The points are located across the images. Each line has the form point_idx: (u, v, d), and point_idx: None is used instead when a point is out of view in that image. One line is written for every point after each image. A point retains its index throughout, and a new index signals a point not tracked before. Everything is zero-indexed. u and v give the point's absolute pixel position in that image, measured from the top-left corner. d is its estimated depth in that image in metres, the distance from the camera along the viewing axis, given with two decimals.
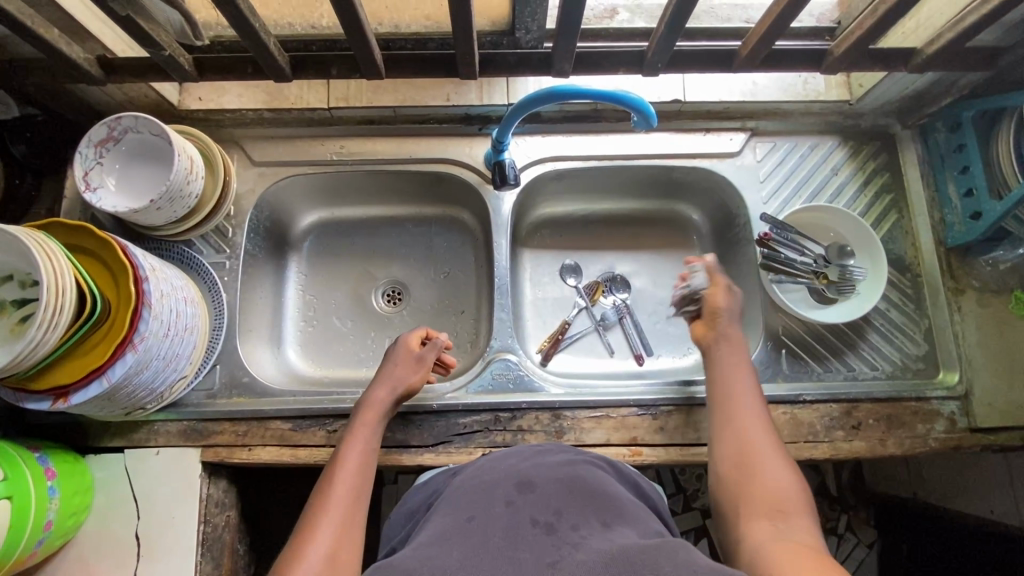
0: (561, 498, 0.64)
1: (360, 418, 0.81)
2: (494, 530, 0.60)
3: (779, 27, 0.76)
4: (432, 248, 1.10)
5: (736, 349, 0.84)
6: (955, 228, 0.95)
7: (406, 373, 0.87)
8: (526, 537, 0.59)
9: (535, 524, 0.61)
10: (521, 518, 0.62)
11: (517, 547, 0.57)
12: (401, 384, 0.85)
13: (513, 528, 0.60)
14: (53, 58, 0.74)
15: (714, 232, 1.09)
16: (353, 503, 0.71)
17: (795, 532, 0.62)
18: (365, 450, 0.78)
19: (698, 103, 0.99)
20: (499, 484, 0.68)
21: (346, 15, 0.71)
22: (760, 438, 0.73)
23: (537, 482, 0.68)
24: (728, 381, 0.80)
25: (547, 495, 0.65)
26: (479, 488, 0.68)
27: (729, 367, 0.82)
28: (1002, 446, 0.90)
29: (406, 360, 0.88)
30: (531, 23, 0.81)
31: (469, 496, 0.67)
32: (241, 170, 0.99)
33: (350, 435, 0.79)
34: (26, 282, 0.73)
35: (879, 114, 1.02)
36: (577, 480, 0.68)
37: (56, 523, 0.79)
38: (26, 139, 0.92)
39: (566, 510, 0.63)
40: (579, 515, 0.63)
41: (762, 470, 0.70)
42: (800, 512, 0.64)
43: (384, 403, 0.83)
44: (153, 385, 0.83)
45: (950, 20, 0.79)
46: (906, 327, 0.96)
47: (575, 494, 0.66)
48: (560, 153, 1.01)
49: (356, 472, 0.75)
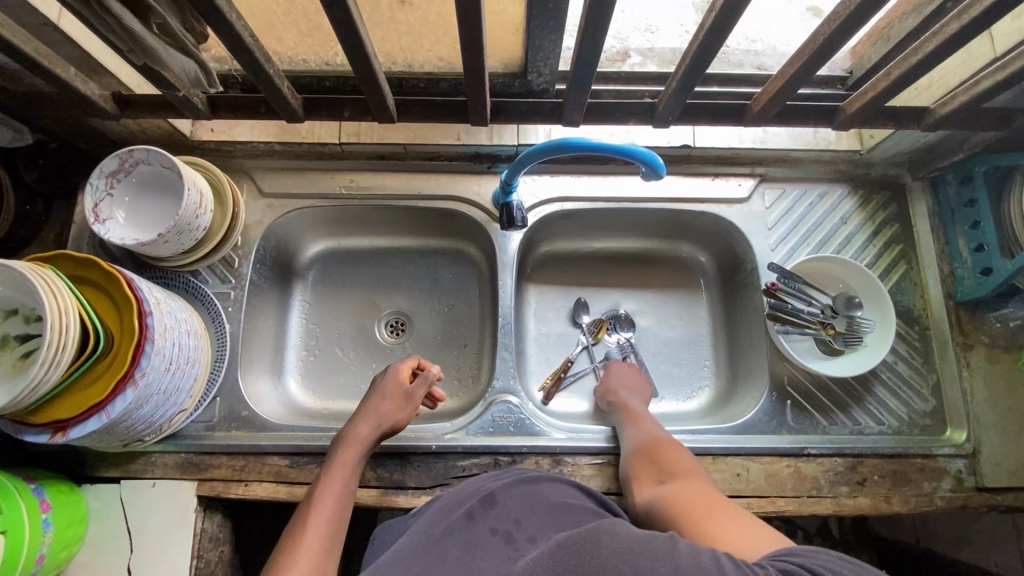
0: (520, 510, 0.67)
1: (341, 455, 0.81)
2: (455, 543, 0.63)
3: (791, 87, 0.76)
4: (437, 281, 1.10)
5: (631, 388, 0.95)
6: (965, 283, 0.94)
7: (390, 407, 0.85)
8: (485, 545, 0.63)
9: (494, 533, 0.64)
10: (481, 530, 0.65)
11: (474, 553, 0.61)
12: (385, 421, 0.84)
13: (475, 538, 0.64)
14: (69, 94, 0.75)
15: (720, 275, 1.09)
16: (325, 548, 0.70)
17: (694, 487, 0.72)
18: (341, 492, 0.77)
19: (706, 149, 0.99)
20: (463, 503, 0.70)
21: (360, 65, 0.73)
22: (657, 433, 0.84)
23: (499, 496, 0.69)
24: (624, 402, 0.92)
25: (508, 509, 0.67)
26: (443, 507, 0.70)
27: (628, 397, 0.93)
28: (1010, 507, 0.89)
29: (394, 395, 0.87)
30: (543, 67, 0.81)
31: (433, 518, 0.68)
32: (250, 201, 0.99)
33: (329, 472, 0.79)
34: (31, 317, 0.73)
35: (890, 164, 1.02)
36: (540, 495, 0.70)
37: (49, 555, 0.79)
38: (40, 166, 0.93)
39: (526, 518, 0.66)
40: (537, 526, 0.65)
41: (672, 461, 0.78)
42: (696, 476, 0.75)
43: (367, 439, 0.82)
44: (153, 418, 0.82)
45: (963, 82, 0.79)
46: (913, 381, 0.94)
47: (541, 509, 0.68)
48: (569, 194, 1.01)
49: (330, 514, 0.74)
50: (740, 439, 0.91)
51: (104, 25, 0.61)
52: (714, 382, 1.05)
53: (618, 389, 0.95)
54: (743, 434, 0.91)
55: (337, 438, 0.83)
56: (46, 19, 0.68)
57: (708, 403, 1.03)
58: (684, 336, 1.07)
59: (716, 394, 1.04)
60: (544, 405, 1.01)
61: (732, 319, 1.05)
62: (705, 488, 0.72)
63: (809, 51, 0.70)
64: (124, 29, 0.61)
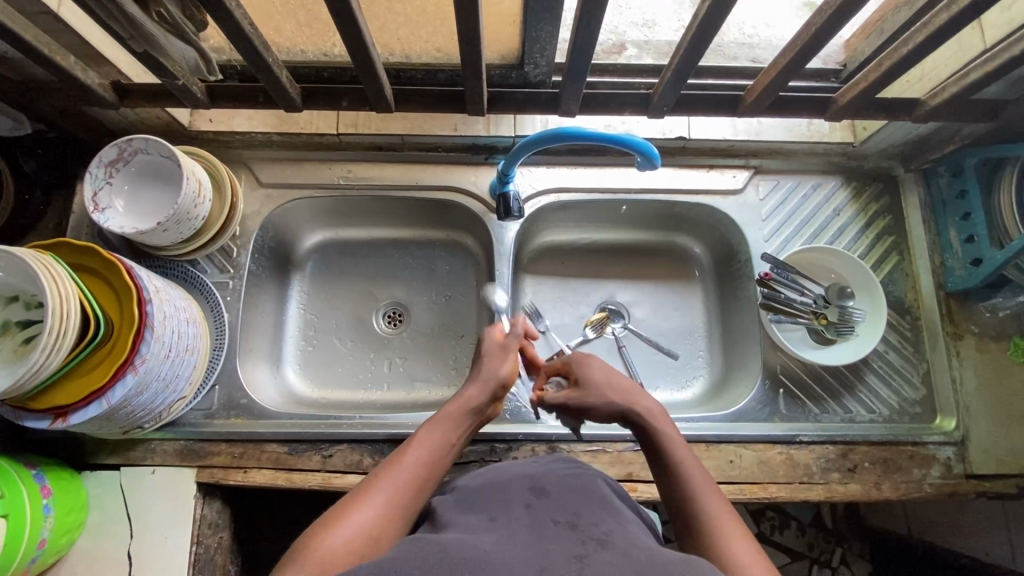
0: (577, 503, 0.58)
1: (444, 407, 0.73)
2: (518, 528, 0.54)
3: (783, 78, 0.78)
4: (435, 272, 1.10)
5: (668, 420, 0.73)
6: (956, 273, 0.96)
7: (500, 364, 0.79)
8: (548, 532, 0.53)
9: (556, 523, 0.55)
10: (542, 519, 0.55)
11: (543, 540, 0.51)
12: (493, 376, 0.77)
13: (536, 525, 0.54)
14: (68, 82, 0.76)
15: (715, 266, 1.09)
16: (416, 486, 0.63)
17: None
18: (445, 439, 0.69)
19: (702, 141, 1.00)
20: (513, 492, 0.61)
21: (358, 53, 0.73)
22: (721, 513, 0.61)
23: (551, 488, 0.61)
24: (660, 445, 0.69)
25: (563, 501, 0.58)
26: (490, 493, 0.62)
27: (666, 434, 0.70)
28: (999, 493, 0.90)
29: (496, 352, 0.80)
30: (540, 59, 0.82)
31: (482, 502, 0.60)
32: (249, 191, 1.00)
33: (434, 419, 0.71)
34: (31, 303, 0.74)
35: (883, 157, 1.03)
36: (592, 490, 0.62)
37: (51, 540, 0.80)
38: (38, 156, 0.96)
39: (584, 510, 0.57)
40: (595, 514, 0.57)
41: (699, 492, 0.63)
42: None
43: (473, 397, 0.74)
44: (153, 405, 0.83)
45: (955, 73, 0.80)
46: (904, 369, 0.96)
47: (591, 501, 0.60)
48: (565, 185, 1.02)
49: (428, 455, 0.67)
50: (733, 426, 0.92)
51: (105, 11, 0.62)
52: (709, 371, 1.06)
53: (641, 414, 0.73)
54: (737, 422, 0.93)
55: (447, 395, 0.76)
56: (47, 8, 0.68)
57: (702, 392, 1.04)
58: (680, 327, 1.08)
59: (711, 384, 1.05)
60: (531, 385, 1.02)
61: (726, 310, 1.06)
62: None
63: (801, 43, 0.71)
64: (124, 17, 0.62)
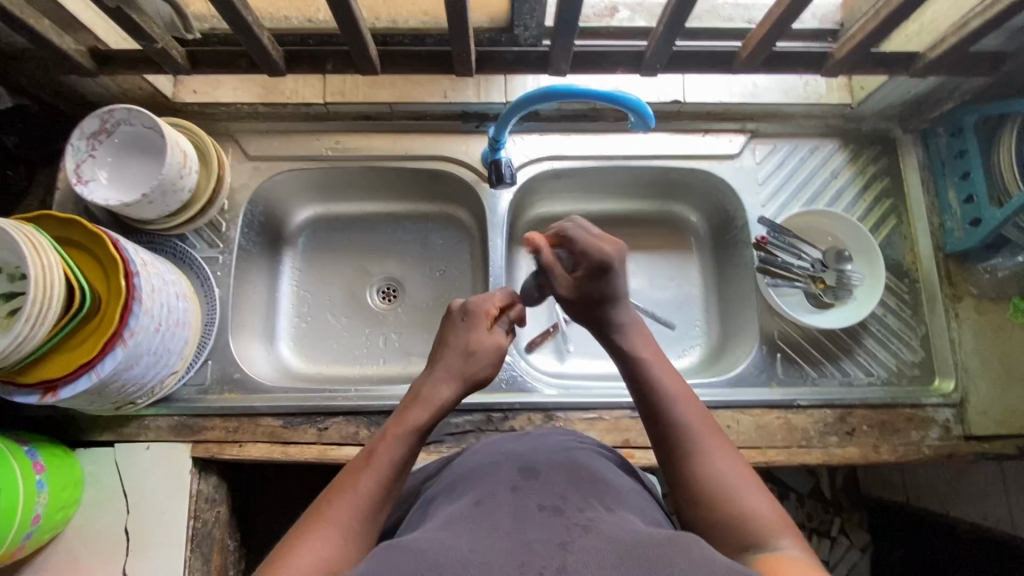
0: (564, 485, 0.57)
1: (410, 411, 0.66)
2: (501, 515, 0.52)
3: (779, 31, 0.76)
4: (428, 246, 1.09)
5: (645, 332, 0.74)
6: (954, 234, 0.95)
7: (481, 367, 0.71)
8: (533, 519, 0.51)
9: (542, 508, 0.53)
10: (527, 503, 0.54)
11: (525, 527, 0.50)
12: (466, 379, 0.70)
13: (520, 509, 0.52)
14: (44, 47, 0.74)
15: (712, 234, 1.08)
16: (374, 506, 0.58)
17: (774, 553, 0.51)
18: (405, 455, 0.62)
19: (696, 105, 0.98)
20: (502, 470, 0.60)
21: (340, 11, 0.71)
22: (701, 427, 0.63)
23: (542, 467, 0.60)
24: (639, 355, 0.70)
25: (551, 481, 0.57)
26: (480, 474, 0.61)
27: (646, 353, 0.71)
28: (997, 454, 0.90)
29: (478, 347, 0.72)
30: (530, 20, 0.79)
31: (474, 481, 0.60)
32: (236, 164, 0.98)
33: (390, 430, 0.64)
34: (15, 275, 0.73)
35: (881, 118, 1.01)
36: (580, 466, 0.61)
37: (45, 517, 0.79)
38: (18, 129, 0.92)
39: (572, 493, 0.55)
40: (583, 499, 0.55)
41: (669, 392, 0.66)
42: (773, 522, 0.54)
43: (439, 402, 0.67)
44: (143, 380, 0.82)
45: (955, 23, 0.78)
46: (902, 333, 0.95)
47: (579, 481, 0.58)
48: (558, 153, 1.00)
49: (391, 468, 0.60)
50: (730, 392, 0.92)
51: None
52: (707, 340, 1.05)
53: (620, 316, 0.73)
54: (732, 388, 0.92)
55: (409, 397, 0.68)
56: None
57: (701, 360, 1.03)
58: (678, 296, 1.07)
59: (708, 352, 1.04)
60: (526, 353, 1.02)
61: (724, 278, 1.05)
62: (785, 549, 0.51)
63: None
64: None
